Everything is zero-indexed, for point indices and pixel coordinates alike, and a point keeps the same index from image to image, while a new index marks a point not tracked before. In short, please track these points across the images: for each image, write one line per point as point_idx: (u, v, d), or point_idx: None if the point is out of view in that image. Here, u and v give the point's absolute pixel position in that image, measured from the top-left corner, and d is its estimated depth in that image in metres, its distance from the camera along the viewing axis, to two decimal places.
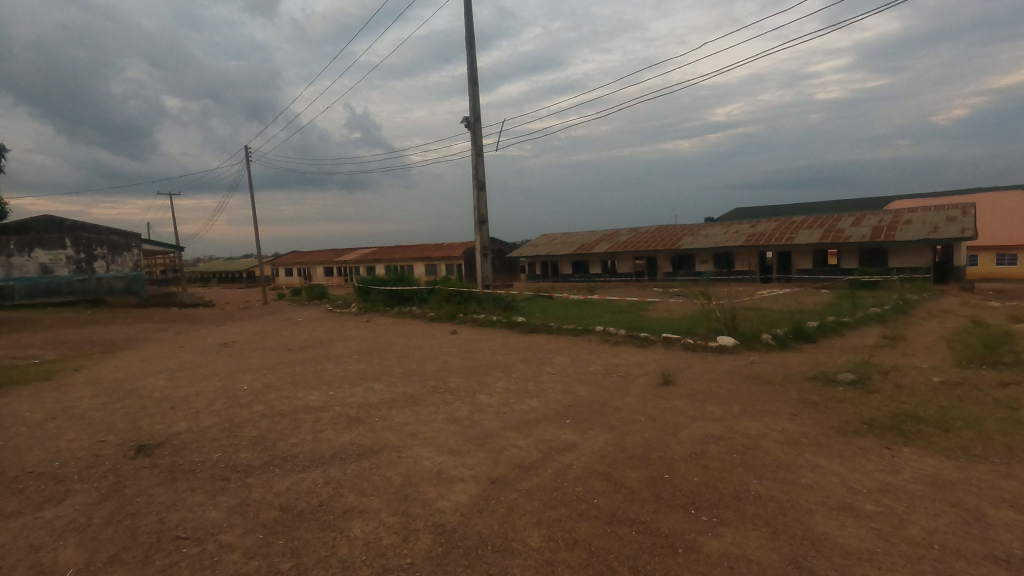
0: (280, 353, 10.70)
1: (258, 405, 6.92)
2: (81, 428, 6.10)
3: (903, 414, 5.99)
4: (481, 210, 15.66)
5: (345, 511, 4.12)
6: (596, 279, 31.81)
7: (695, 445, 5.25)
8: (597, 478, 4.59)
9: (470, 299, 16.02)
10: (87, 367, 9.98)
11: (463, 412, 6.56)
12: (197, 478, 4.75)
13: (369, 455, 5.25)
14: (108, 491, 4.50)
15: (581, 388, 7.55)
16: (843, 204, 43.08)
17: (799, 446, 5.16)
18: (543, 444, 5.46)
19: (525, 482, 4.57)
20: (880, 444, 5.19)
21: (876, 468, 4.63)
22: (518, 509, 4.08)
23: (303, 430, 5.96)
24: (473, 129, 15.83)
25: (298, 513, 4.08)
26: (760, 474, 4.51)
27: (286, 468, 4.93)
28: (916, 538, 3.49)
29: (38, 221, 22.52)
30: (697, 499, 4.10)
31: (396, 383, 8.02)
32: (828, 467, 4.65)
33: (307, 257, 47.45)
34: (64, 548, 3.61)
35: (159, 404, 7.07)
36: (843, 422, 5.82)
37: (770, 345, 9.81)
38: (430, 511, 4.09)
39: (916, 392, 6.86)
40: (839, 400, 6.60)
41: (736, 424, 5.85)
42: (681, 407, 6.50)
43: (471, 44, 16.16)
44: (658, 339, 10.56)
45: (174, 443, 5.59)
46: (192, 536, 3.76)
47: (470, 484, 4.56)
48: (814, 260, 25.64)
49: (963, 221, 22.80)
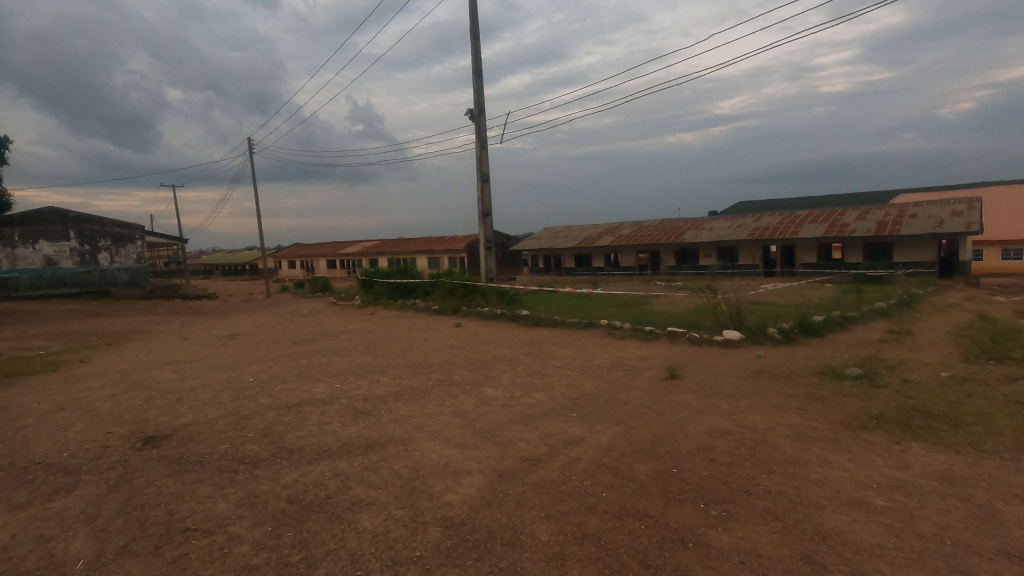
0: (285, 346, 10.72)
1: (264, 397, 6.93)
2: (89, 419, 6.13)
3: (910, 409, 5.97)
4: (485, 203, 15.62)
5: (353, 503, 4.12)
6: (599, 273, 31.71)
7: (702, 439, 5.24)
8: (604, 471, 4.59)
9: (473, 292, 16.01)
10: (92, 359, 9.99)
11: (469, 405, 6.56)
12: (205, 470, 4.75)
13: (376, 448, 5.24)
14: (117, 483, 4.51)
15: (587, 382, 7.52)
16: (847, 198, 42.95)
17: (806, 441, 5.14)
18: (550, 437, 5.45)
19: (533, 475, 4.57)
20: (889, 439, 5.17)
21: (886, 463, 4.60)
22: (526, 503, 4.08)
23: (309, 423, 5.96)
24: (477, 121, 15.78)
25: (306, 506, 4.08)
26: (770, 469, 4.49)
27: (294, 461, 4.93)
28: (928, 534, 3.47)
29: (43, 213, 22.64)
30: (707, 493, 4.09)
31: (401, 376, 8.02)
32: (836, 462, 4.63)
33: (309, 250, 47.61)
34: (74, 540, 3.62)
35: (166, 395, 7.08)
36: (850, 417, 5.79)
37: (775, 340, 9.77)
38: (438, 504, 4.09)
39: (924, 387, 6.82)
40: (847, 395, 6.57)
41: (744, 418, 5.83)
42: (687, 401, 6.49)
43: (475, 36, 16.10)
44: (663, 333, 10.52)
45: (180, 436, 5.58)
46: (201, 527, 3.77)
47: (478, 478, 4.55)
48: (818, 254, 25.53)
49: (970, 215, 22.67)
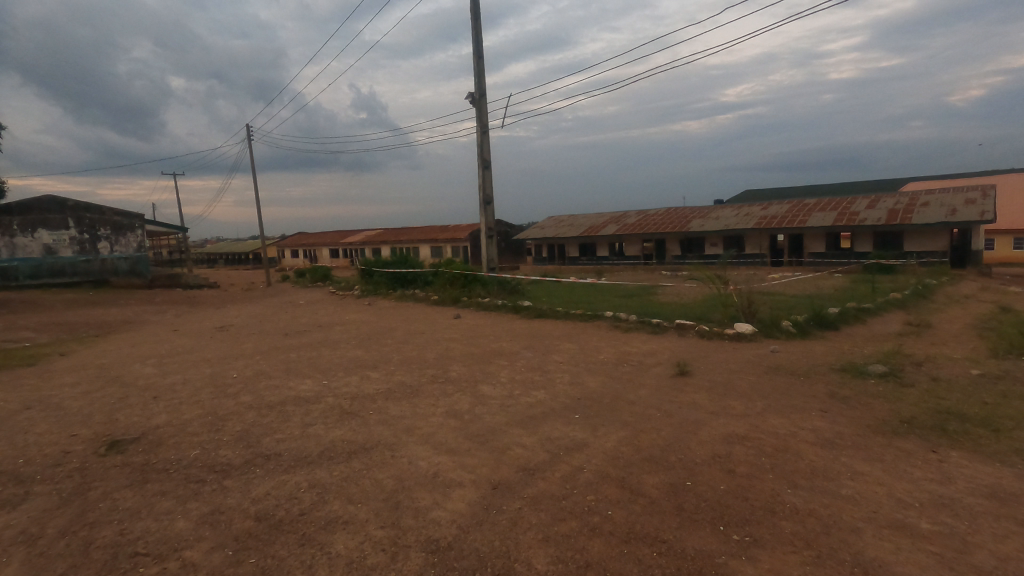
0: (277, 338, 10.31)
1: (246, 396, 6.48)
2: (55, 420, 5.69)
3: (944, 412, 5.47)
4: (486, 190, 15.09)
5: (328, 521, 3.67)
6: (603, 262, 31.10)
7: (718, 446, 4.76)
8: (611, 484, 4.11)
9: (474, 282, 15.55)
10: (75, 352, 9.56)
11: (464, 405, 6.11)
12: (170, 480, 4.31)
13: (360, 454, 4.80)
14: (70, 495, 4.09)
15: (591, 380, 7.05)
16: (854, 186, 42.30)
17: (832, 448, 4.66)
18: (550, 442, 5.00)
19: (530, 488, 4.11)
20: (924, 447, 4.68)
21: (925, 476, 4.11)
22: (521, 522, 3.62)
23: (291, 425, 5.52)
24: (479, 105, 15.23)
25: (275, 524, 3.63)
26: (795, 483, 4.01)
27: (268, 470, 4.48)
28: (987, 567, 2.99)
29: (41, 201, 22.14)
30: (726, 512, 3.61)
31: (393, 372, 7.56)
32: (869, 474, 4.15)
33: (312, 239, 47.22)
34: (6, 566, 3.19)
35: (141, 393, 6.66)
36: (879, 421, 5.30)
37: (790, 334, 9.26)
38: (423, 523, 3.64)
39: (955, 386, 6.32)
40: (872, 395, 6.08)
41: (761, 421, 5.35)
42: (700, 401, 6.03)
43: (476, 18, 15.46)
44: (671, 327, 10.00)
45: (149, 439, 5.15)
46: (153, 552, 3.33)
47: (469, 491, 4.09)
48: (827, 244, 24.90)
49: (984, 203, 22.02)
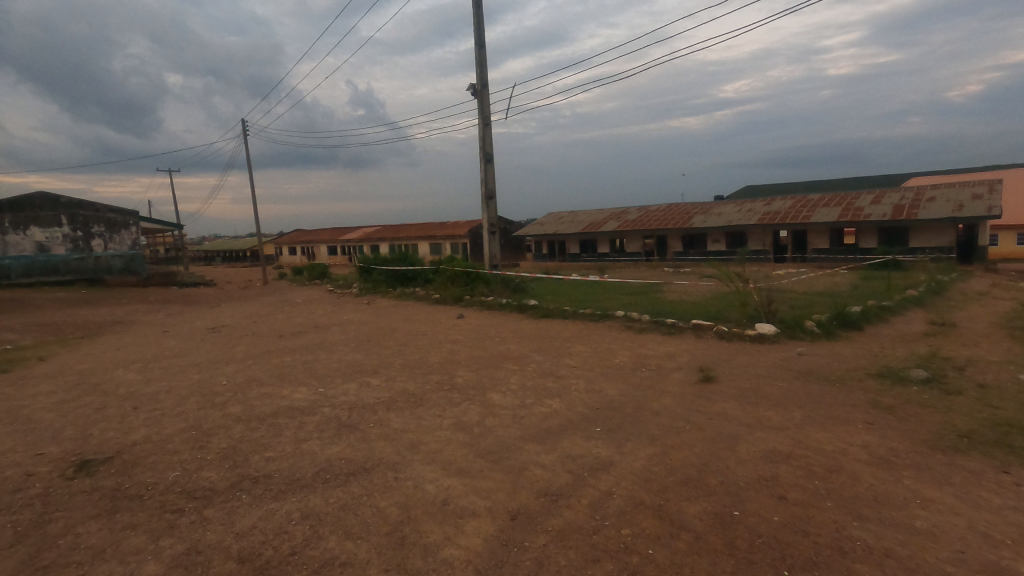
0: (272, 341, 9.77)
1: (234, 407, 5.93)
2: (21, 436, 5.15)
3: (1004, 424, 4.95)
4: (488, 184, 14.53)
5: (323, 563, 3.14)
6: (604, 259, 30.54)
7: (761, 466, 4.23)
8: (648, 514, 3.58)
9: (476, 280, 15.01)
10: (58, 356, 9.02)
11: (473, 417, 5.57)
12: (142, 510, 3.77)
13: (360, 476, 4.27)
14: (26, 529, 3.55)
15: (608, 387, 6.50)
16: (857, 181, 41.77)
17: (891, 469, 4.14)
18: (572, 461, 4.47)
19: (555, 518, 3.59)
20: (993, 467, 4.16)
21: (1006, 504, 3.60)
22: (549, 564, 3.10)
23: (283, 440, 4.98)
24: (480, 96, 14.70)
25: (260, 567, 3.11)
26: (860, 513, 3.49)
27: (254, 496, 3.95)
28: None
29: (33, 198, 21.49)
30: (787, 552, 3.10)
31: (395, 378, 7.02)
32: (941, 501, 3.64)
33: (310, 236, 46.59)
34: None
35: (121, 404, 6.11)
36: (935, 435, 4.77)
37: (814, 334, 8.73)
38: (434, 564, 3.12)
39: (1006, 395, 5.77)
40: (920, 404, 5.56)
41: (804, 436, 4.82)
42: (731, 412, 5.51)
43: (478, 8, 14.90)
44: (687, 327, 9.46)
45: (124, 459, 4.61)
46: None
47: (485, 522, 3.57)
48: (833, 240, 24.39)
49: (992, 198, 21.51)
